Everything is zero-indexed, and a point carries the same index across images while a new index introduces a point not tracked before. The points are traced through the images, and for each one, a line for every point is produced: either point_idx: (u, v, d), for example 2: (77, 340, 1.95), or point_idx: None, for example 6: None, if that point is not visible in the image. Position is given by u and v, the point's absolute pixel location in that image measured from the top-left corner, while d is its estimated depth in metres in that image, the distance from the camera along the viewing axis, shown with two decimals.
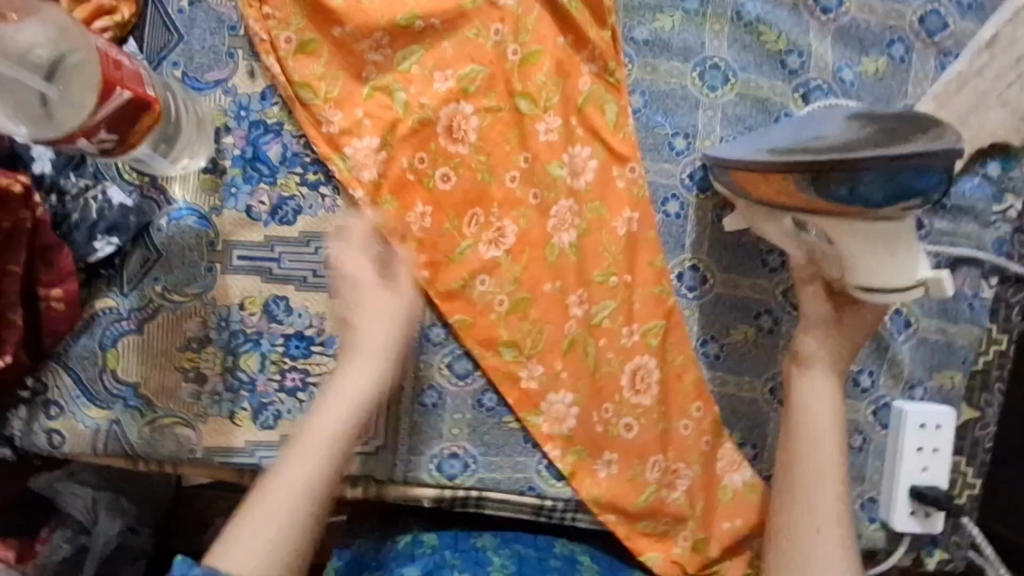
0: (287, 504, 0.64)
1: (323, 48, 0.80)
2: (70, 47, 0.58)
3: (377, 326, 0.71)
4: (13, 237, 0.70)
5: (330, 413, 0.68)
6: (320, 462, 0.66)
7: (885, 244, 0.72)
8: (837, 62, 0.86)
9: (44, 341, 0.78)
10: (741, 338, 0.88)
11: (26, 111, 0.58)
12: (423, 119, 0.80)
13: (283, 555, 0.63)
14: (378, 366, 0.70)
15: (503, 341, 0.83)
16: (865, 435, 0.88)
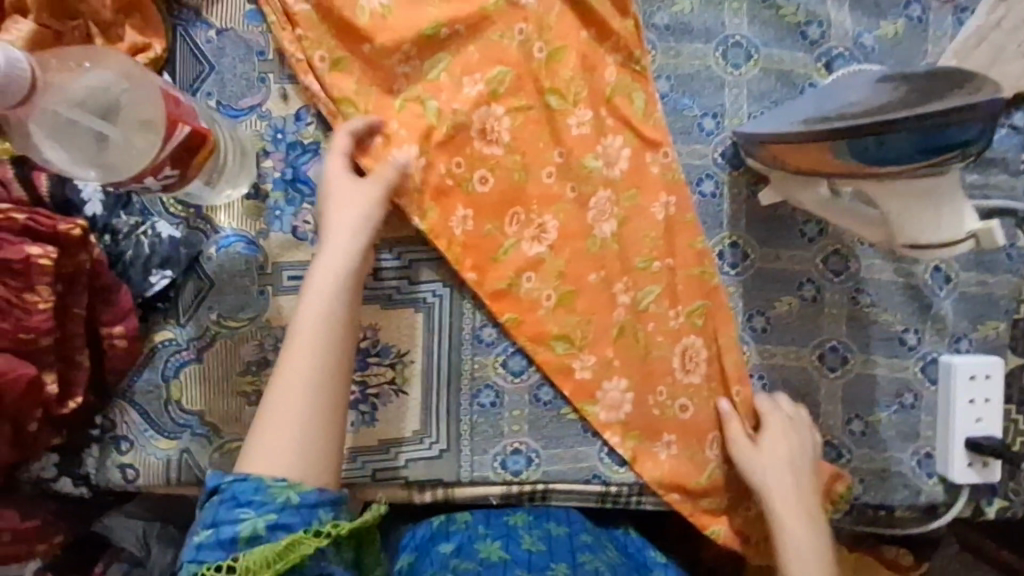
0: (302, 387, 0.67)
1: (354, 65, 0.81)
2: (132, 87, 0.63)
3: (347, 207, 0.74)
4: (75, 280, 0.72)
5: (322, 301, 0.70)
6: (320, 344, 0.68)
7: (922, 198, 0.73)
8: (856, 29, 0.87)
9: (109, 379, 0.79)
10: (786, 310, 0.89)
11: (95, 152, 0.63)
12: (457, 124, 0.81)
13: (312, 435, 0.65)
14: (350, 239, 0.72)
15: (553, 335, 0.83)
16: (914, 392, 0.90)
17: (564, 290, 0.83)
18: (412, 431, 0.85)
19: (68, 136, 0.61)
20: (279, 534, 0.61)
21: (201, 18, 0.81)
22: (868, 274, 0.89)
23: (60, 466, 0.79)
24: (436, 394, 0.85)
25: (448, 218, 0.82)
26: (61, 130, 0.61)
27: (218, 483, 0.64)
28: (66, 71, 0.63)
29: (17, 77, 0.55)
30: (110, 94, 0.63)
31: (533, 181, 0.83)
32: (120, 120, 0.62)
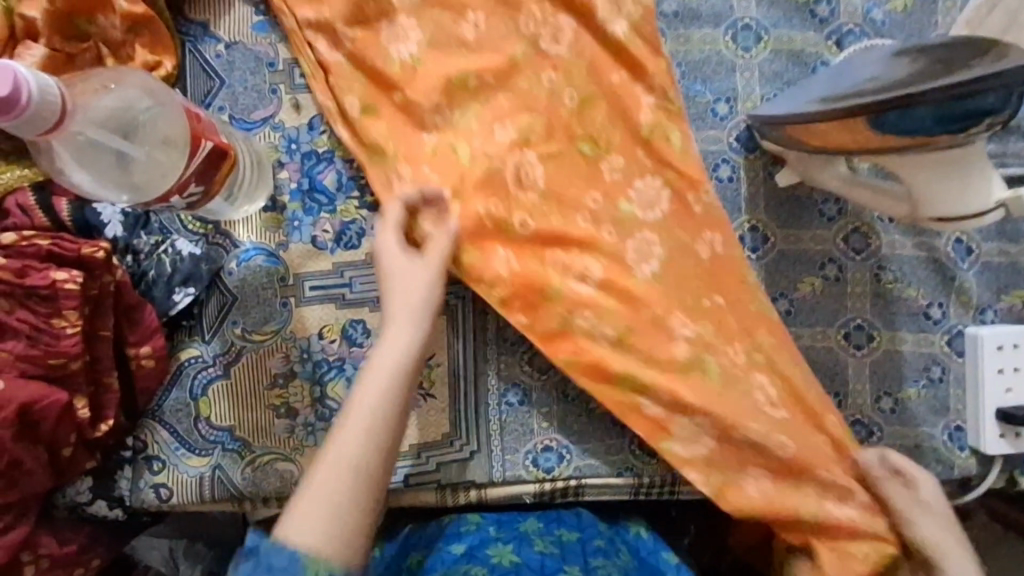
0: (345, 479, 0.61)
1: (383, 110, 0.80)
2: (160, 107, 0.64)
3: (407, 285, 0.69)
4: (101, 303, 0.72)
5: (375, 382, 0.64)
6: (370, 431, 0.63)
7: (945, 168, 0.73)
8: (865, 4, 0.86)
9: (139, 400, 0.79)
10: (809, 290, 0.88)
11: (116, 172, 0.62)
12: (490, 169, 0.79)
13: (343, 532, 0.59)
14: (408, 320, 0.67)
15: (612, 369, 0.77)
16: (942, 365, 0.89)
17: (622, 327, 0.77)
18: (441, 433, 0.85)
19: (92, 158, 0.61)
20: None
21: (209, 33, 0.81)
22: (891, 250, 0.89)
23: (94, 489, 0.79)
24: (464, 395, 0.85)
25: (489, 258, 0.79)
26: (86, 151, 0.61)
27: (254, 546, 0.59)
28: (90, 89, 0.63)
29: (50, 104, 0.55)
30: (133, 113, 0.63)
31: (571, 216, 0.79)
32: (145, 140, 0.62)
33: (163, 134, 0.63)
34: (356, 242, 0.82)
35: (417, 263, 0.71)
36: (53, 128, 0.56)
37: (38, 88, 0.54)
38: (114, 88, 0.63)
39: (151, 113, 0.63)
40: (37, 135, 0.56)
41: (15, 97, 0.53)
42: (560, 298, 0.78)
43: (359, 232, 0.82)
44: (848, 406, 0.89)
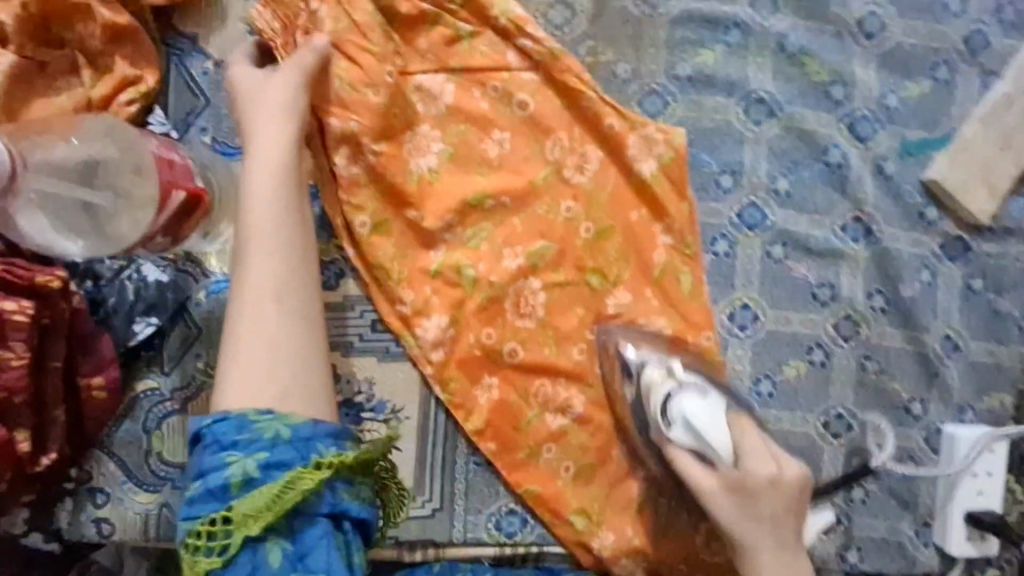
0: (266, 341, 0.62)
1: (395, 228, 0.79)
2: (130, 157, 0.61)
3: (267, 95, 0.68)
4: (52, 330, 0.67)
5: (261, 207, 0.65)
6: (280, 257, 0.65)
7: (757, 452, 0.71)
8: (881, 89, 0.84)
9: (88, 430, 0.74)
10: (795, 374, 0.85)
11: (80, 223, 0.60)
12: (492, 296, 0.80)
13: (283, 368, 0.61)
14: (278, 126, 0.68)
15: (572, 510, 0.82)
16: (918, 461, 0.87)
17: (584, 463, 0.83)
18: (405, 487, 0.81)
19: (56, 210, 0.59)
20: (274, 472, 0.56)
21: (198, 48, 0.75)
22: (880, 341, 0.86)
23: (31, 520, 0.75)
24: (430, 453, 0.82)
25: (475, 385, 0.81)
26: (51, 209, 0.58)
27: (199, 429, 0.59)
28: (48, 146, 0.59)
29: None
30: (97, 165, 0.60)
31: (567, 347, 0.82)
32: (111, 193, 0.60)
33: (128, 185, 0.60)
34: (334, 283, 0.80)
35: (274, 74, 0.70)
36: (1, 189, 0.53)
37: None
38: (76, 142, 0.60)
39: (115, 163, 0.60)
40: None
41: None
42: (535, 422, 0.82)
43: (337, 274, 0.80)
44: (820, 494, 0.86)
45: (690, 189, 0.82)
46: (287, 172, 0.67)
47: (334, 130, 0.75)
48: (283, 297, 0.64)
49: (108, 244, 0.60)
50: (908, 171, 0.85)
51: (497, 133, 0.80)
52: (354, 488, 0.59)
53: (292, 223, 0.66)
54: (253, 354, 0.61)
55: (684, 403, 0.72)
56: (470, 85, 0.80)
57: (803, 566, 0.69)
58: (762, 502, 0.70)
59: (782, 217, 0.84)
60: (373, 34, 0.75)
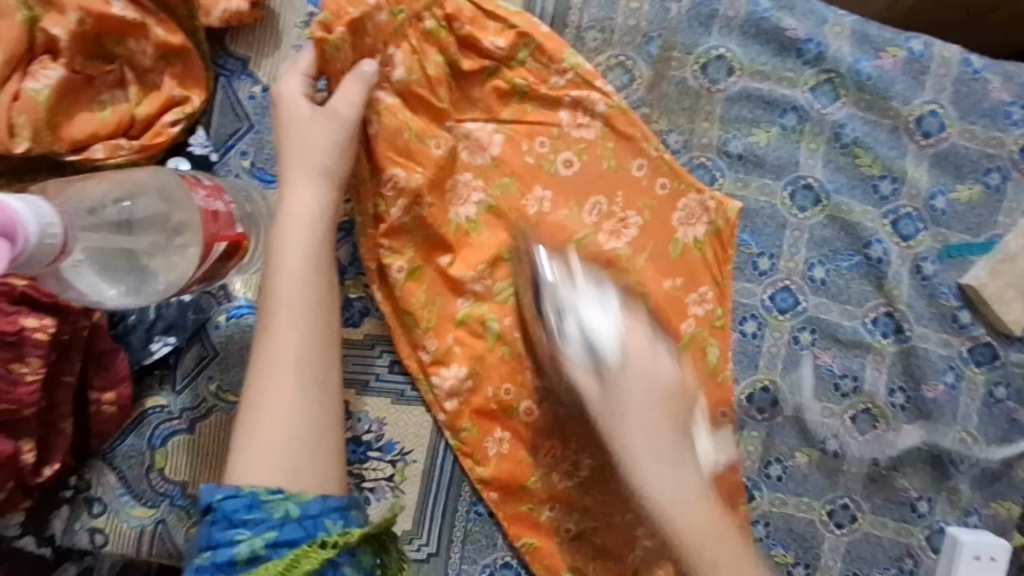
0: (284, 397, 0.60)
1: (427, 274, 0.79)
2: (175, 206, 0.61)
3: (311, 137, 0.68)
4: (71, 346, 0.66)
5: (290, 259, 0.65)
6: (305, 314, 0.64)
7: (642, 353, 0.67)
8: (930, 188, 0.83)
9: (91, 443, 0.73)
10: (805, 460, 0.85)
11: (121, 272, 0.59)
12: (514, 353, 0.79)
13: (298, 432, 0.60)
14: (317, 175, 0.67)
15: (569, 568, 0.81)
16: (915, 558, 0.86)
17: (585, 523, 0.81)
18: (402, 529, 0.81)
19: (108, 265, 0.59)
20: (281, 551, 0.56)
21: (248, 71, 0.74)
22: (895, 438, 0.86)
23: (25, 524, 0.74)
24: (432, 499, 0.81)
25: (486, 438, 0.80)
26: (103, 268, 0.59)
27: (209, 501, 0.57)
28: (101, 208, 0.60)
29: (46, 247, 0.53)
30: (143, 222, 0.60)
31: None
32: (155, 246, 0.60)
33: (171, 238, 0.61)
34: (357, 320, 0.80)
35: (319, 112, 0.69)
36: (53, 260, 0.54)
37: (36, 232, 0.52)
38: (129, 202, 0.61)
39: (161, 218, 0.61)
40: (42, 267, 0.55)
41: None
42: (540, 481, 0.81)
43: (362, 311, 0.80)
44: None
45: (729, 267, 0.81)
46: (317, 225, 0.66)
47: (396, 177, 0.75)
48: (303, 366, 0.62)
49: (153, 294, 0.61)
50: (946, 273, 0.84)
51: (539, 190, 0.79)
52: (358, 560, 0.57)
53: (317, 282, 0.65)
54: (268, 422, 0.60)
55: (583, 318, 0.68)
56: (518, 137, 0.79)
57: (680, 476, 0.65)
58: (666, 381, 0.67)
59: (814, 305, 0.83)
60: (441, 84, 0.76)
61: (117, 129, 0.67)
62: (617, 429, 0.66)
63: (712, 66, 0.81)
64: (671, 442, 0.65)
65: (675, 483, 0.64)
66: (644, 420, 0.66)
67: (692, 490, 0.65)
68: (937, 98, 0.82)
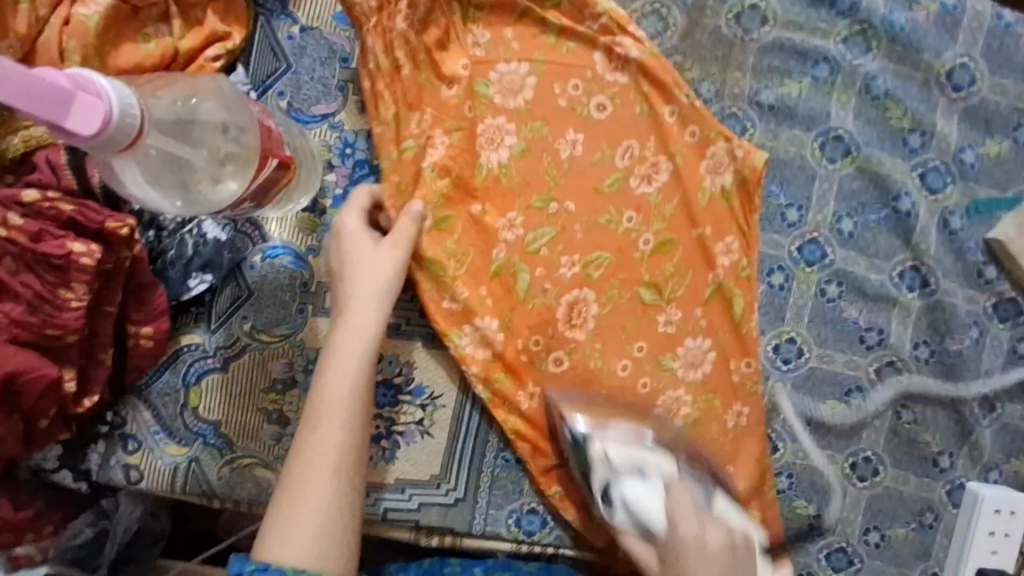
0: (318, 498, 0.62)
1: (457, 225, 0.78)
2: (238, 121, 0.63)
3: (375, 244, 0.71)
4: (113, 276, 0.67)
5: (341, 366, 0.66)
6: (349, 414, 0.65)
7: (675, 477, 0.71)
8: (960, 143, 0.83)
9: (127, 378, 0.74)
10: (829, 413, 0.86)
11: (172, 183, 0.59)
12: (545, 306, 0.79)
13: (327, 525, 0.62)
14: (378, 277, 0.70)
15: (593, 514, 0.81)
16: (936, 513, 0.87)
17: None
18: (430, 474, 0.81)
19: (159, 171, 0.58)
20: None
21: (287, 11, 0.78)
22: (918, 392, 0.86)
23: (62, 457, 0.75)
24: (460, 443, 0.81)
25: (518, 389, 0.80)
26: (156, 167, 0.58)
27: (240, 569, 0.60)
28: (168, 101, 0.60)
29: (126, 126, 0.52)
30: (203, 127, 0.61)
31: (612, 362, 0.80)
32: (211, 162, 0.61)
33: (228, 152, 0.62)
34: None
35: (380, 243, 0.71)
36: (130, 144, 0.53)
37: (117, 107, 0.51)
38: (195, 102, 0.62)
39: (222, 127, 0.62)
40: (111, 154, 0.53)
41: (87, 130, 0.50)
42: None
43: None
44: (836, 532, 0.87)
45: (757, 217, 0.81)
46: (373, 325, 0.68)
47: (426, 120, 0.77)
48: (341, 466, 0.64)
49: (201, 206, 0.62)
50: (972, 229, 0.84)
51: (572, 133, 0.79)
52: None
53: (363, 391, 0.66)
54: (304, 508, 0.62)
55: (631, 499, 0.70)
56: (551, 79, 0.79)
57: None
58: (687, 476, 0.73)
59: (842, 257, 0.84)
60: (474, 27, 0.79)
61: (160, 60, 0.70)
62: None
63: (746, 16, 0.82)
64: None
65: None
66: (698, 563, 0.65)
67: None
68: (969, 52, 0.83)
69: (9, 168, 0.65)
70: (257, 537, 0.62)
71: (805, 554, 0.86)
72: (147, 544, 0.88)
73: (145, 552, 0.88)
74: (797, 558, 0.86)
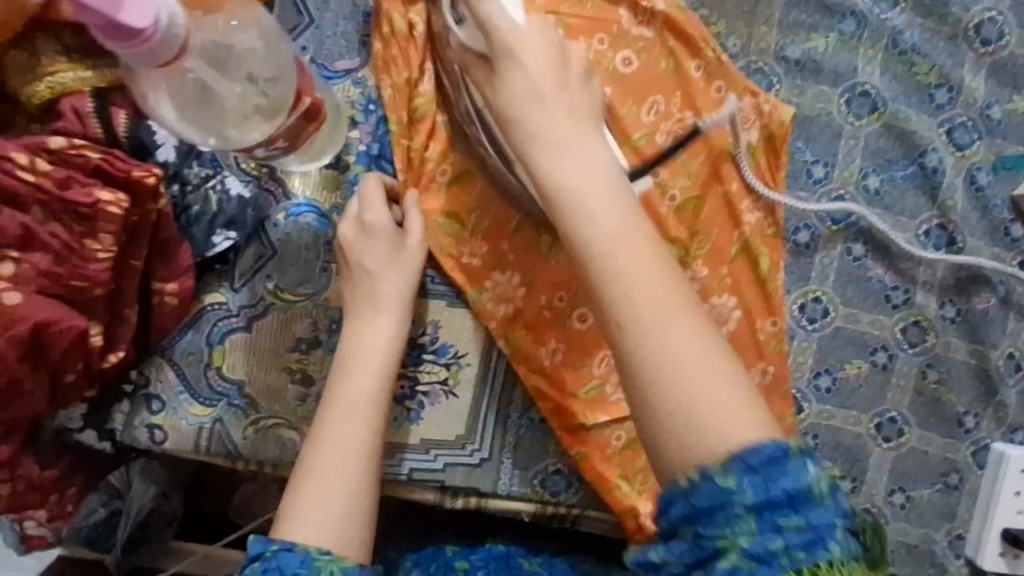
0: (344, 482, 0.63)
1: (478, 182, 0.78)
2: (276, 59, 0.61)
3: (395, 239, 0.72)
4: (137, 231, 0.66)
5: (368, 359, 0.67)
6: (375, 405, 0.66)
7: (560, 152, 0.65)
8: (986, 99, 0.83)
9: (153, 337, 0.74)
10: (855, 373, 0.85)
11: (205, 121, 0.61)
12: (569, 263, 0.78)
13: (352, 510, 0.62)
14: (403, 272, 0.71)
15: (617, 478, 0.79)
16: (960, 474, 0.86)
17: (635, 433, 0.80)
18: (455, 434, 0.80)
19: (193, 105, 0.60)
20: None
21: None
22: (944, 352, 0.85)
23: (87, 418, 0.74)
24: (484, 403, 0.80)
25: (540, 347, 0.80)
26: (189, 99, 0.59)
27: (262, 550, 0.59)
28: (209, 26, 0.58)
29: (172, 35, 0.53)
30: (240, 62, 0.60)
31: None
32: (245, 101, 0.61)
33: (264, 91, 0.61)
34: None
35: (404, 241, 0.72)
36: (169, 61, 0.55)
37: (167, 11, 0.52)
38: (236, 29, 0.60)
39: (256, 62, 0.61)
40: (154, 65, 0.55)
41: (137, 25, 0.51)
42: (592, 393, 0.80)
43: None
44: (862, 494, 0.86)
45: (782, 173, 0.81)
46: (398, 319, 0.69)
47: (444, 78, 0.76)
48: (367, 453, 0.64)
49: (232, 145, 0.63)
50: (999, 185, 0.84)
51: (600, 85, 0.77)
52: None
53: (388, 383, 0.68)
54: (329, 491, 0.62)
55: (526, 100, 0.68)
56: (577, 33, 0.78)
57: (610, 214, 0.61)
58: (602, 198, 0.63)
59: (867, 216, 0.84)
60: None
61: None
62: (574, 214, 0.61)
63: None
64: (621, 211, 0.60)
65: (649, 291, 0.57)
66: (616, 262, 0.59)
67: (654, 290, 0.57)
68: (996, 7, 0.83)
69: (34, 116, 0.65)
70: (281, 517, 0.61)
71: None
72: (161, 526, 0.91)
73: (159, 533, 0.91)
74: None
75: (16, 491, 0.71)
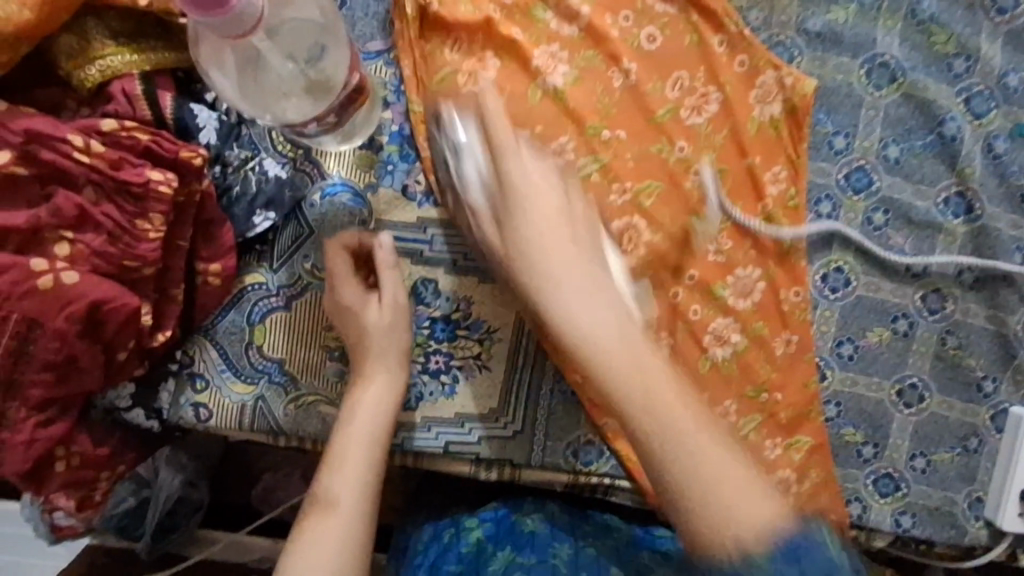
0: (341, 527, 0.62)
1: None
2: (326, 38, 0.64)
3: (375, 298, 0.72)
4: (183, 210, 0.69)
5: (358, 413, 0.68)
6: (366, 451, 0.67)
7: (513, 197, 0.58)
8: (1004, 67, 0.85)
9: (195, 316, 0.76)
10: (876, 340, 0.87)
11: (252, 94, 0.64)
12: None
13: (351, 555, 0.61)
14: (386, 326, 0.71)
15: None
16: (979, 437, 0.87)
17: None
18: (488, 407, 0.81)
19: (242, 74, 0.63)
20: None
21: None
22: (962, 318, 0.87)
23: (136, 396, 0.75)
24: (516, 377, 0.82)
25: None
26: (240, 68, 0.62)
27: None
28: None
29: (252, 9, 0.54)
30: (295, 39, 0.63)
31: (663, 289, 0.80)
32: (292, 81, 0.64)
33: (312, 71, 0.64)
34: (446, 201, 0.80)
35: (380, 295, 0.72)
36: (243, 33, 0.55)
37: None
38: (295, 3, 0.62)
39: (309, 38, 0.63)
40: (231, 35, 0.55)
41: None
42: None
43: None
44: (883, 459, 0.87)
45: (805, 145, 0.83)
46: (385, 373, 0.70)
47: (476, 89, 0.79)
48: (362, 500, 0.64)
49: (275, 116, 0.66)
50: (1016, 152, 0.85)
51: (626, 63, 0.80)
52: None
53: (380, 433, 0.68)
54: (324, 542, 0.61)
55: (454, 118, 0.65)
56: (602, 11, 0.81)
57: (598, 284, 0.56)
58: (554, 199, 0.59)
59: (887, 184, 0.85)
60: None
61: None
62: (555, 299, 0.55)
63: None
64: (623, 303, 0.56)
65: (642, 364, 0.53)
66: (596, 312, 0.54)
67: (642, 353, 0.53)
68: None
69: (84, 101, 0.67)
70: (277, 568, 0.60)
71: (854, 480, 0.87)
72: (187, 514, 0.93)
73: (187, 520, 0.93)
74: (846, 485, 0.87)
75: (69, 468, 0.73)
